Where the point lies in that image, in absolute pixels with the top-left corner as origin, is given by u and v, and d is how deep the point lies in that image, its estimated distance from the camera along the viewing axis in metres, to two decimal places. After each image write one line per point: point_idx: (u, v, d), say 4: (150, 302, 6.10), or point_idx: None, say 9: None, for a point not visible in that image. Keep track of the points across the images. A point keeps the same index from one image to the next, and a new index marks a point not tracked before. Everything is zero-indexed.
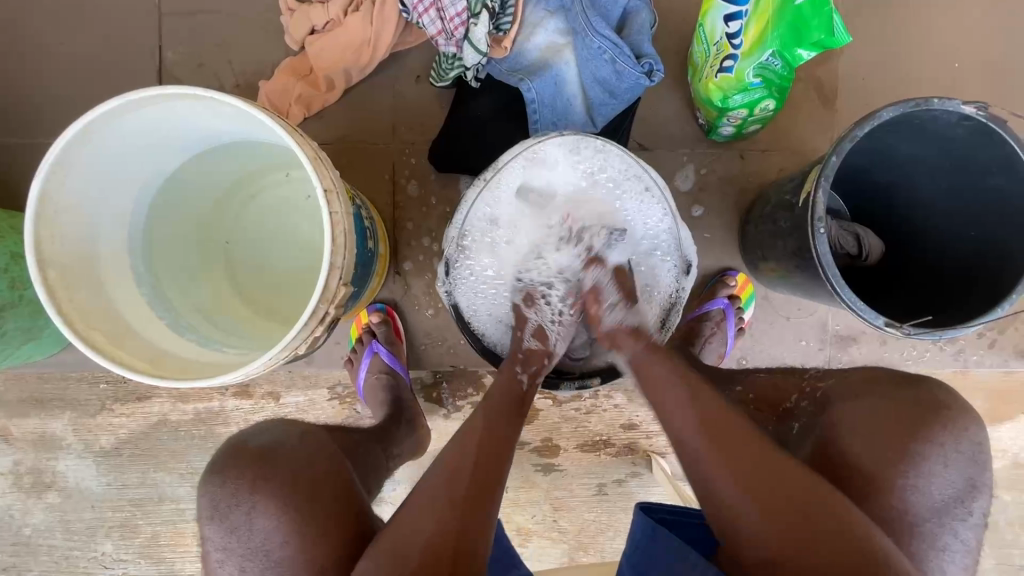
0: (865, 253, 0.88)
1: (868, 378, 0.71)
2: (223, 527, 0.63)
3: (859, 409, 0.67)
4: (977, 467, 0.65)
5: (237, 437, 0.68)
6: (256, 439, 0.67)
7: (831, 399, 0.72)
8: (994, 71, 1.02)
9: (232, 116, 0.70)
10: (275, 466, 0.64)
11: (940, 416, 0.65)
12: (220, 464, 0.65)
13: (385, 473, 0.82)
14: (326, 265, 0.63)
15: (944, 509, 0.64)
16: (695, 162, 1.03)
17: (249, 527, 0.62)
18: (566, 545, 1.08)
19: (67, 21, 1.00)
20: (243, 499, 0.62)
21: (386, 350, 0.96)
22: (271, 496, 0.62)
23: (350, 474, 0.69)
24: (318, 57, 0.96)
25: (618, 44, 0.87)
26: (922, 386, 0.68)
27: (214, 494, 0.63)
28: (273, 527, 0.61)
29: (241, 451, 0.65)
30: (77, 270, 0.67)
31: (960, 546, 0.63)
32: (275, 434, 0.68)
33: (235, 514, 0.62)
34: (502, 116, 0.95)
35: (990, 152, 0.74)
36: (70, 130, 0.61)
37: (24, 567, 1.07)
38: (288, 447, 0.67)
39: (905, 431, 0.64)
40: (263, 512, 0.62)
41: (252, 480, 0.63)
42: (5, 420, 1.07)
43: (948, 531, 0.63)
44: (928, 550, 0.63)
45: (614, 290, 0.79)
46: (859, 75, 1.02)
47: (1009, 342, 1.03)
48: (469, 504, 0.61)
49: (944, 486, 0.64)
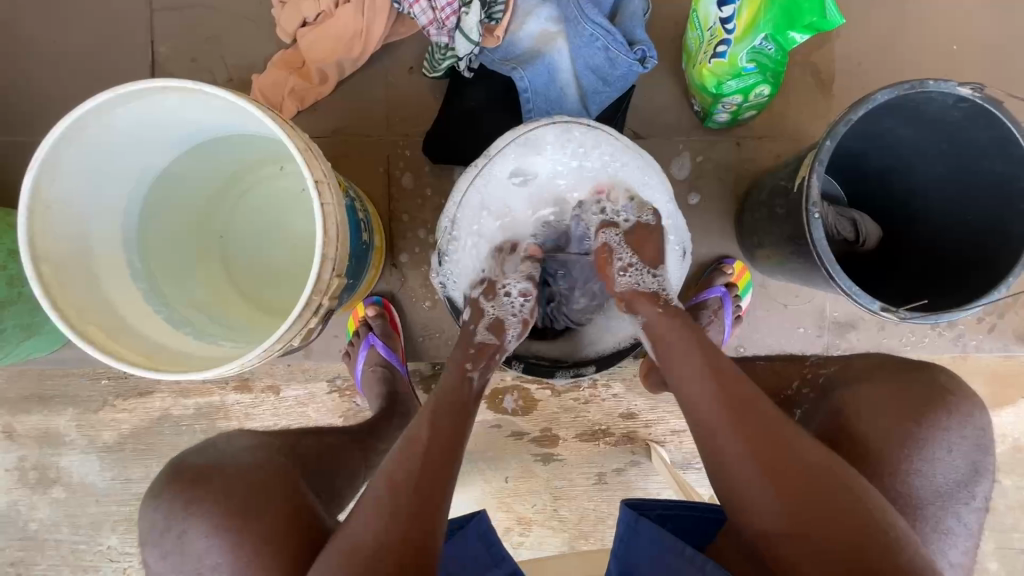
0: (862, 239, 0.87)
1: (875, 365, 0.71)
2: (162, 551, 0.66)
3: (862, 393, 0.68)
4: (982, 451, 0.66)
5: (177, 459, 0.71)
6: (195, 459, 0.69)
7: (834, 385, 0.73)
8: (993, 53, 1.01)
9: (223, 108, 0.71)
10: (213, 487, 0.66)
11: (944, 401, 0.65)
12: (161, 487, 0.67)
13: (361, 477, 0.84)
14: (319, 258, 0.63)
15: (948, 493, 0.64)
16: (691, 150, 1.02)
17: (184, 548, 0.64)
18: (567, 534, 1.08)
19: (58, 16, 1.00)
20: (179, 522, 0.65)
21: (382, 342, 0.97)
22: (204, 516, 0.64)
23: (299, 480, 0.70)
24: (310, 50, 0.96)
25: (611, 31, 0.88)
26: (926, 369, 0.68)
27: (155, 518, 0.66)
28: (209, 548, 0.63)
29: (179, 474, 0.67)
30: (72, 265, 0.68)
31: (963, 529, 0.65)
32: (211, 454, 0.70)
33: (171, 538, 0.65)
34: (496, 106, 0.94)
35: (986, 133, 0.73)
36: (59, 125, 0.61)
37: (31, 561, 1.09)
38: (233, 465, 0.68)
39: (911, 413, 0.65)
40: (196, 535, 0.64)
41: (183, 504, 0.65)
42: (8, 417, 1.08)
43: (952, 514, 0.64)
44: (932, 533, 0.64)
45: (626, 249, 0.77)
46: (856, 58, 1.01)
47: (1009, 326, 1.02)
48: (414, 509, 0.59)
49: (950, 469, 0.64)
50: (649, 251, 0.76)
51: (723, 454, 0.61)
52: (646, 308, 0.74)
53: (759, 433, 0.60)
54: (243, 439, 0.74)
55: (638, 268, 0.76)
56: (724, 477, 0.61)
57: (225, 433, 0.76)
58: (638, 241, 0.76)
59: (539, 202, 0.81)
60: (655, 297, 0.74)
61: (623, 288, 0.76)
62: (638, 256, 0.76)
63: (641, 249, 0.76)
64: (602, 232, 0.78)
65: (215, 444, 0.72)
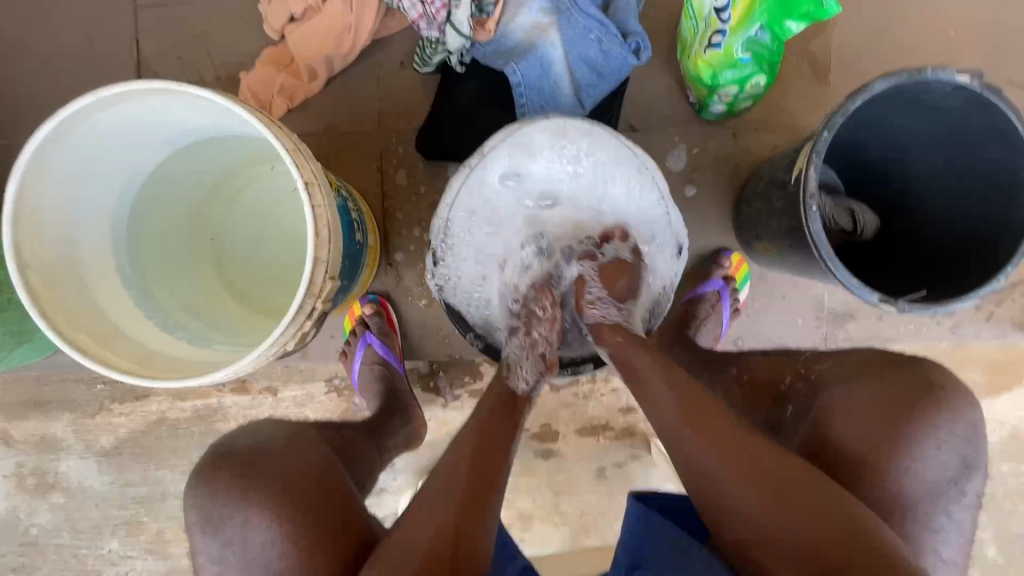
0: (860, 229, 0.86)
1: (866, 359, 0.70)
2: (218, 539, 0.62)
3: (852, 393, 0.66)
4: (972, 447, 0.64)
5: (220, 444, 0.67)
6: (238, 444, 0.66)
7: (824, 383, 0.71)
8: (990, 38, 1.00)
9: (208, 110, 0.69)
10: (265, 471, 0.63)
11: (934, 397, 0.64)
12: (208, 471, 0.64)
13: (377, 470, 0.83)
14: (311, 260, 0.62)
15: (938, 490, 0.63)
16: (687, 141, 1.01)
17: (244, 538, 0.61)
18: (568, 528, 1.08)
19: (40, 16, 0.98)
20: (236, 509, 0.62)
21: (379, 341, 0.96)
22: (262, 506, 0.61)
23: (343, 480, 0.67)
24: (299, 46, 0.95)
25: (604, 23, 0.87)
26: (917, 365, 0.67)
27: (204, 506, 0.63)
28: (269, 538, 0.61)
29: (225, 460, 0.64)
30: (60, 271, 0.67)
31: (954, 527, 0.63)
32: (261, 444, 0.66)
33: (228, 526, 0.62)
34: (492, 102, 0.93)
35: (983, 121, 0.72)
36: (42, 130, 0.59)
37: (32, 566, 1.09)
38: (281, 451, 0.66)
39: (900, 412, 0.63)
40: (258, 523, 0.61)
41: (241, 490, 0.62)
42: (5, 423, 1.07)
43: (942, 512, 0.63)
44: (923, 532, 0.62)
45: (599, 283, 0.77)
46: (853, 45, 1.00)
47: (1006, 314, 1.02)
48: (475, 502, 0.61)
49: (940, 468, 0.63)
50: (621, 287, 0.76)
51: (688, 449, 0.64)
52: (610, 339, 0.74)
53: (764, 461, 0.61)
54: (282, 425, 0.71)
55: (602, 300, 0.76)
56: (697, 472, 0.63)
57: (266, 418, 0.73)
58: (607, 280, 0.76)
59: (532, 197, 0.79)
60: (618, 328, 0.74)
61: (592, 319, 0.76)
62: (611, 289, 0.76)
63: (612, 286, 0.76)
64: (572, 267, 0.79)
65: (259, 428, 0.70)
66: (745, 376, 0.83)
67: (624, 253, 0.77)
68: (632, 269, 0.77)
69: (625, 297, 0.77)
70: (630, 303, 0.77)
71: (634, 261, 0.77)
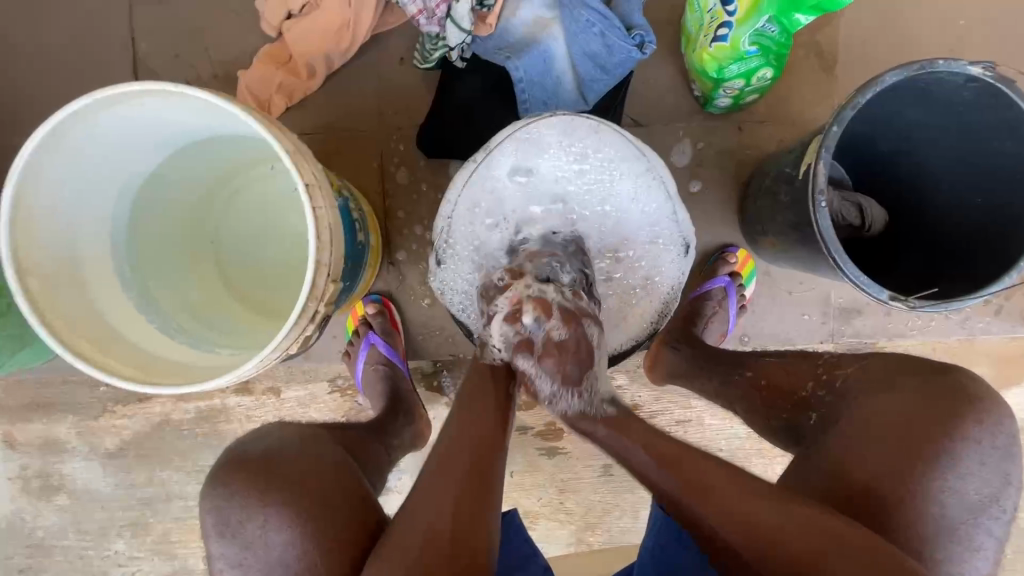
0: (868, 223, 0.85)
1: (898, 365, 0.68)
2: (237, 542, 0.61)
3: (887, 401, 0.65)
4: (1011, 461, 0.63)
5: (233, 448, 0.66)
6: (255, 448, 0.65)
7: (850, 389, 0.70)
8: (999, 27, 0.98)
9: (207, 111, 0.68)
10: (282, 476, 0.62)
11: (972, 409, 0.63)
12: (225, 475, 0.63)
13: (386, 471, 0.82)
14: (313, 262, 0.61)
15: (979, 508, 0.62)
16: (691, 136, 0.99)
17: (264, 540, 0.60)
18: (573, 526, 1.08)
19: (34, 15, 0.97)
20: (256, 512, 0.61)
21: (383, 341, 0.95)
22: (281, 508, 0.60)
23: (357, 478, 0.67)
24: (297, 43, 0.93)
25: (607, 17, 0.85)
26: (949, 371, 0.66)
27: (223, 509, 0.62)
28: (290, 541, 0.60)
29: (241, 464, 0.63)
30: (60, 277, 0.66)
31: (994, 544, 0.61)
32: (270, 442, 0.66)
33: (248, 529, 0.61)
34: (493, 97, 0.91)
35: (997, 114, 0.71)
36: (38, 133, 0.58)
37: (39, 568, 1.09)
38: (296, 455, 0.65)
39: (938, 419, 0.62)
40: (277, 525, 0.60)
41: (261, 493, 0.61)
42: (9, 426, 1.07)
43: (983, 530, 0.61)
44: (964, 551, 0.60)
45: (546, 378, 0.66)
46: (860, 36, 0.98)
47: (1016, 308, 1.01)
48: (470, 494, 0.60)
49: (981, 485, 0.62)
50: (573, 373, 0.66)
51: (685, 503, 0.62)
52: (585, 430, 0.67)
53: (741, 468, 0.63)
54: (295, 427, 0.70)
55: (559, 395, 0.66)
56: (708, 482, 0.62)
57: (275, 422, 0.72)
58: (548, 364, 0.65)
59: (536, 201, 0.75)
60: (584, 417, 0.66)
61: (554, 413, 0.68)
62: (561, 378, 0.66)
63: (560, 369, 0.65)
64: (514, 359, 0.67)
65: (271, 431, 0.69)
66: (762, 380, 0.81)
67: (559, 334, 0.65)
68: (584, 353, 0.66)
69: (582, 376, 0.66)
70: (588, 383, 0.67)
71: (574, 342, 0.66)
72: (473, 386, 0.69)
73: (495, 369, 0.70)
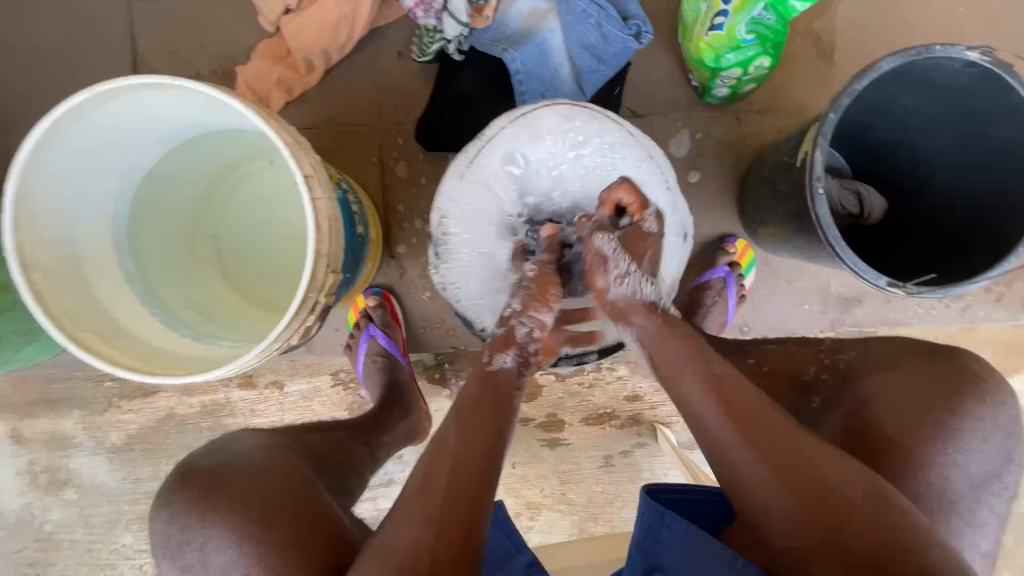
0: (867, 212, 0.85)
1: (897, 349, 0.70)
2: (178, 564, 0.64)
3: (891, 380, 0.66)
4: (1014, 438, 0.64)
5: (186, 462, 0.68)
6: (205, 463, 0.67)
7: (855, 372, 0.72)
8: (999, 14, 0.97)
9: (206, 104, 0.69)
10: (227, 491, 0.64)
11: (978, 388, 0.63)
12: (170, 497, 0.65)
13: (367, 473, 0.83)
14: (312, 253, 0.62)
15: (982, 485, 0.62)
16: (690, 126, 0.99)
17: (204, 561, 0.62)
18: (575, 516, 1.09)
19: (34, 15, 0.97)
20: (196, 534, 0.63)
21: (382, 333, 0.96)
22: (219, 532, 0.62)
23: (317, 488, 0.68)
24: (295, 38, 0.93)
25: (604, 7, 0.86)
26: (952, 354, 0.67)
27: (166, 533, 0.64)
28: (232, 560, 0.61)
29: (188, 481, 0.65)
30: (63, 270, 0.67)
31: (994, 520, 0.62)
32: (221, 457, 0.68)
33: (189, 551, 0.63)
34: (491, 93, 0.93)
35: (998, 97, 0.70)
36: (39, 127, 0.59)
37: (48, 561, 1.10)
38: (245, 467, 0.66)
39: (947, 395, 0.63)
40: (216, 546, 0.62)
41: (201, 513, 0.63)
42: (16, 422, 1.08)
43: (985, 507, 0.62)
44: (965, 527, 0.62)
45: (623, 257, 0.70)
46: (859, 24, 0.98)
47: (1017, 295, 1.01)
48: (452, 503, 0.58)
49: (983, 461, 0.62)
50: (646, 260, 0.72)
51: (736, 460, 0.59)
52: (641, 319, 0.71)
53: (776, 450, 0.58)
54: (254, 437, 0.72)
55: (633, 276, 0.71)
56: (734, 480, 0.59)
57: (235, 432, 0.74)
58: (634, 252, 0.71)
59: (534, 172, 0.76)
60: (650, 308, 0.71)
61: (618, 299, 0.72)
62: (637, 263, 0.71)
63: (637, 257, 0.71)
64: (591, 237, 0.71)
65: (228, 443, 0.70)
66: (763, 367, 0.80)
67: (652, 224, 0.72)
68: (659, 243, 0.73)
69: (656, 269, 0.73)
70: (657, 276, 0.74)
71: (660, 230, 0.72)
72: (474, 393, 0.68)
73: (501, 377, 0.70)
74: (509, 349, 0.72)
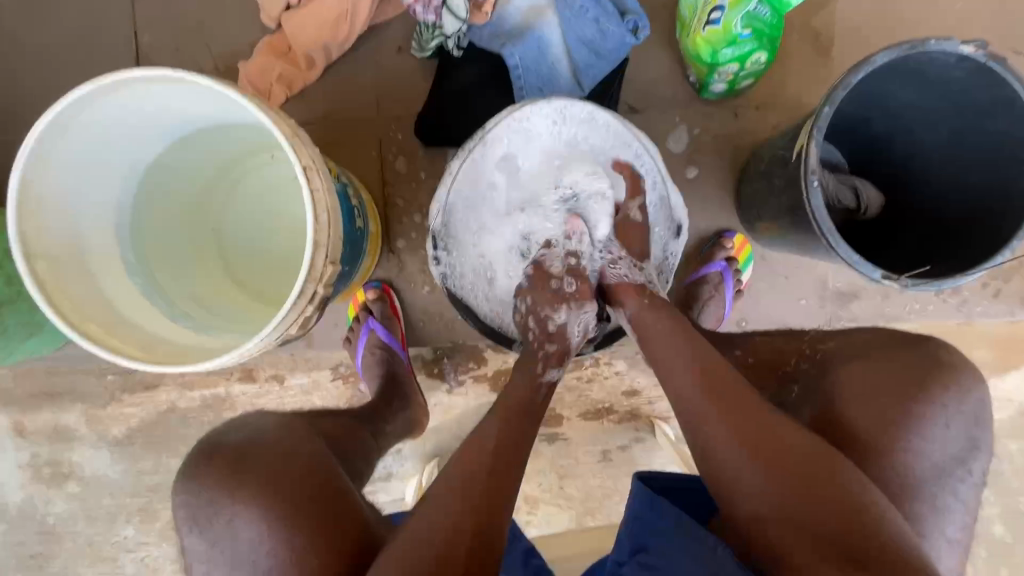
0: (863, 206, 0.86)
1: (873, 340, 0.70)
2: (205, 539, 0.64)
3: (860, 369, 0.66)
4: (978, 424, 0.64)
5: (208, 438, 0.69)
6: (228, 440, 0.68)
7: (834, 362, 0.70)
8: (996, 10, 0.98)
9: (208, 98, 0.70)
10: (252, 466, 0.65)
11: (942, 376, 0.64)
12: (197, 470, 0.66)
13: (374, 461, 0.84)
14: (311, 244, 0.62)
15: (945, 470, 0.63)
16: (688, 122, 1.00)
17: (231, 538, 0.63)
18: (573, 511, 1.09)
19: (38, 11, 0.99)
20: (224, 508, 0.64)
21: (381, 326, 0.97)
22: (247, 508, 0.63)
23: (335, 469, 0.68)
24: (296, 34, 0.94)
25: (601, 2, 0.87)
26: (922, 343, 0.67)
27: (191, 504, 0.65)
28: (257, 536, 0.62)
29: (215, 456, 0.66)
30: (66, 261, 0.67)
31: (959, 506, 0.63)
32: (251, 432, 0.69)
33: (216, 525, 0.64)
34: (488, 84, 0.93)
35: (993, 91, 0.71)
36: (44, 118, 0.60)
37: (51, 553, 1.11)
38: (271, 444, 0.67)
39: (913, 384, 0.64)
40: (245, 521, 0.63)
41: (228, 489, 0.64)
42: (19, 415, 1.09)
43: (948, 492, 0.63)
44: (929, 513, 0.62)
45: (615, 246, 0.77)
46: (856, 19, 0.98)
47: (1014, 291, 1.01)
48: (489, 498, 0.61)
49: (946, 446, 0.63)
50: (636, 247, 0.78)
51: (717, 449, 0.62)
52: (631, 301, 0.74)
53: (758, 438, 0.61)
54: (273, 417, 0.73)
55: (625, 262, 0.77)
56: (712, 463, 0.62)
57: (262, 411, 0.75)
58: (625, 240, 0.77)
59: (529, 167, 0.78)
60: (641, 291, 0.74)
61: (610, 281, 0.76)
62: (628, 252, 0.77)
63: (629, 246, 0.77)
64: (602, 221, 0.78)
65: (247, 422, 0.71)
66: (750, 358, 0.80)
67: (636, 214, 0.77)
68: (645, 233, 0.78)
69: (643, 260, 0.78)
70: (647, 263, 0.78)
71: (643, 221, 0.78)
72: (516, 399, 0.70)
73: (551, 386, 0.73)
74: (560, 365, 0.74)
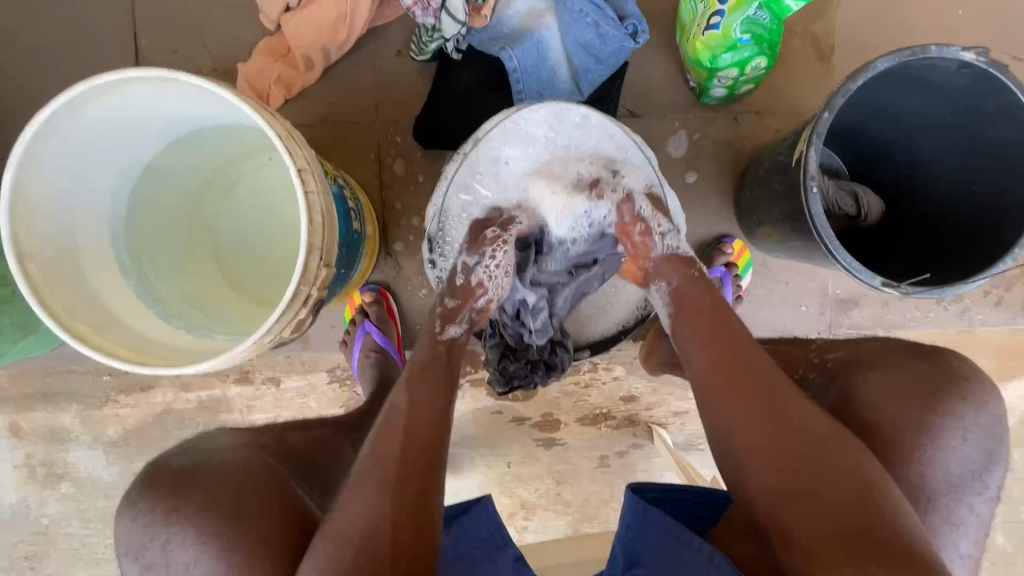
0: (864, 214, 0.85)
1: (884, 347, 0.71)
2: (139, 563, 0.65)
3: (877, 376, 0.67)
4: (996, 440, 0.64)
5: (156, 462, 0.69)
6: (175, 462, 0.68)
7: (841, 369, 0.72)
8: (997, 16, 0.97)
9: (204, 99, 0.69)
10: (191, 492, 0.64)
11: (960, 387, 0.64)
12: (132, 497, 0.66)
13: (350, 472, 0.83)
14: (305, 246, 0.62)
15: (960, 484, 0.63)
16: (688, 127, 1.00)
17: (166, 562, 0.63)
18: (570, 517, 1.09)
19: (38, 10, 0.99)
20: (158, 534, 0.63)
21: (377, 329, 0.97)
22: (183, 534, 0.63)
23: (290, 482, 0.68)
24: (295, 36, 0.94)
25: (600, 6, 0.87)
26: (939, 354, 0.67)
27: (128, 530, 0.65)
28: (192, 560, 0.62)
29: (153, 481, 0.66)
30: (59, 263, 0.67)
31: (975, 520, 0.63)
32: (190, 456, 0.68)
33: (150, 551, 0.64)
34: (488, 88, 0.92)
35: (995, 98, 0.70)
36: (38, 118, 0.60)
37: (44, 555, 1.11)
38: (214, 466, 0.67)
39: (934, 393, 0.64)
40: (177, 547, 0.63)
41: (165, 512, 0.63)
42: (14, 415, 1.09)
43: (964, 505, 0.63)
44: (943, 526, 0.63)
45: (660, 218, 0.75)
46: (858, 25, 0.98)
47: (1016, 298, 1.00)
48: (415, 487, 0.60)
49: (963, 460, 0.63)
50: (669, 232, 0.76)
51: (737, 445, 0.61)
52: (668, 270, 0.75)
53: (775, 435, 0.59)
54: (225, 438, 0.73)
55: (670, 234, 0.76)
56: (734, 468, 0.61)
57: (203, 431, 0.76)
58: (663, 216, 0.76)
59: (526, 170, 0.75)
60: (685, 260, 0.75)
61: (663, 251, 0.75)
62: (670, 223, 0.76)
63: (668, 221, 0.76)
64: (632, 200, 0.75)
65: (198, 443, 0.71)
66: None
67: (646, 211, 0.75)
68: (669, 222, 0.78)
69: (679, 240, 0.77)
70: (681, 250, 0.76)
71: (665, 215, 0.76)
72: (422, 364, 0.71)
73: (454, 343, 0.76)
74: (463, 315, 0.77)
